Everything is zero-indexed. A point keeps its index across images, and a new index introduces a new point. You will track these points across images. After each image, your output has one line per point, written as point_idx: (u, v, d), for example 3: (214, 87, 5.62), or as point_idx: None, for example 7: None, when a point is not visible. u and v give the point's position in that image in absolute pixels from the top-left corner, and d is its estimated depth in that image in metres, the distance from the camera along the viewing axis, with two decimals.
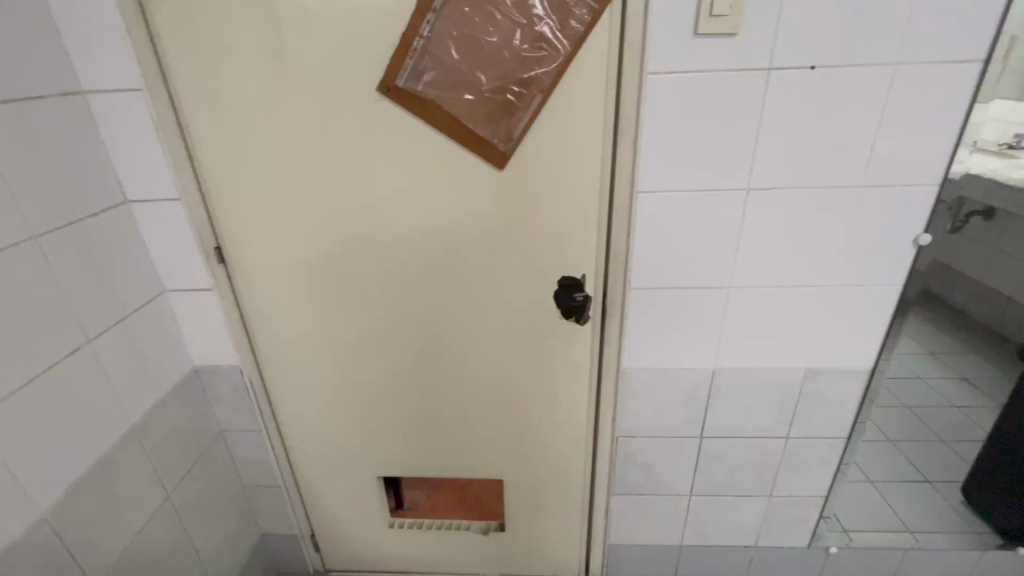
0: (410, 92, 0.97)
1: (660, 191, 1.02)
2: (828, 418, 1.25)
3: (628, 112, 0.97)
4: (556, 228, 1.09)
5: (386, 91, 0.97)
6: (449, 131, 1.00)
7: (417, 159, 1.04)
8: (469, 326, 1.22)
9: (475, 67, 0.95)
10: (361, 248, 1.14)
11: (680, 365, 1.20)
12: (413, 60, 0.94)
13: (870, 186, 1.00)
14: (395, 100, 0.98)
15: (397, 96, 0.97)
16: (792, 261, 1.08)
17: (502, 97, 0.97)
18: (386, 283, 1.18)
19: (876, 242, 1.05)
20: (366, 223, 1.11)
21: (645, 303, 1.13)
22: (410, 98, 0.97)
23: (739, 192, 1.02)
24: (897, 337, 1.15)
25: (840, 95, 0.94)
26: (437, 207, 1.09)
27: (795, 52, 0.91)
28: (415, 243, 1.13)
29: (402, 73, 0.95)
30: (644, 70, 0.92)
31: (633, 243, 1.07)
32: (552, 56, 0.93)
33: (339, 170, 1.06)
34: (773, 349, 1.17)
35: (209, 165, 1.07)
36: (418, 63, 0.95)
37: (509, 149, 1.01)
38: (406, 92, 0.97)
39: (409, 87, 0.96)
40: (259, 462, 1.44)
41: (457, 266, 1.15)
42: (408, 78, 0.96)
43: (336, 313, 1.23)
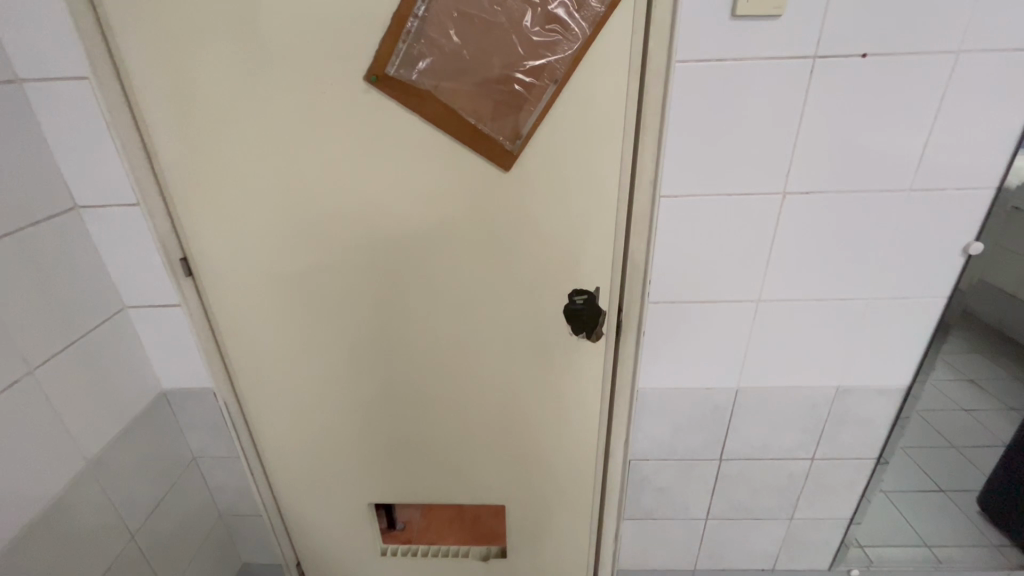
0: (403, 82, 0.84)
1: (686, 196, 0.91)
2: (858, 438, 1.16)
3: (652, 106, 0.85)
4: (566, 237, 0.97)
5: (375, 81, 0.84)
6: (447, 126, 0.88)
7: (413, 159, 0.91)
8: (469, 343, 1.11)
9: (479, 53, 0.82)
10: (349, 258, 1.02)
11: (700, 385, 1.10)
12: (406, 45, 0.82)
13: (918, 192, 0.90)
14: (385, 91, 0.85)
15: (388, 87, 0.84)
16: (827, 272, 0.97)
17: (509, 88, 0.84)
18: (377, 295, 1.06)
19: (922, 251, 0.95)
20: (354, 229, 0.99)
21: (664, 319, 1.02)
22: (403, 89, 0.85)
23: (773, 197, 0.91)
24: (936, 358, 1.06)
25: (893, 87, 0.83)
26: (433, 213, 0.97)
27: (846, 38, 0.80)
28: (408, 253, 1.01)
29: (394, 60, 0.83)
30: (672, 58, 0.81)
31: (653, 253, 0.96)
32: (567, 41, 0.81)
33: (323, 172, 0.93)
34: (802, 367, 1.07)
35: (171, 165, 0.94)
36: (412, 49, 0.82)
37: (516, 147, 0.89)
38: (398, 82, 0.84)
39: (401, 76, 0.84)
40: (238, 490, 1.31)
41: (456, 277, 1.03)
42: (400, 67, 0.83)
43: (320, 327, 1.11)
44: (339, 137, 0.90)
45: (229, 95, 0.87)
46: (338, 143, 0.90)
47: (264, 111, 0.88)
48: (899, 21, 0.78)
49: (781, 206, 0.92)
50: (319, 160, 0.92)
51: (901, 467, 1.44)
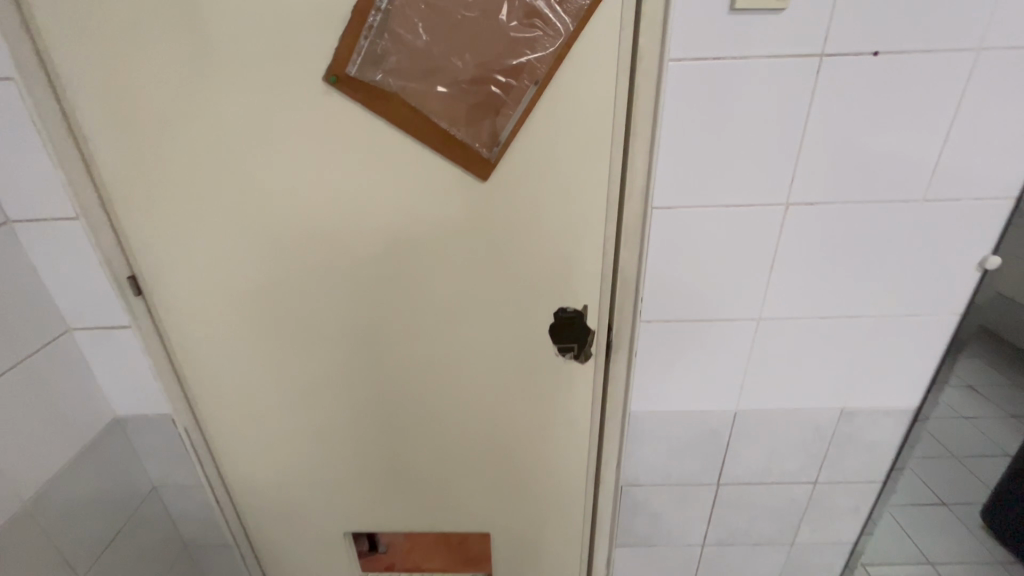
0: (367, 83, 0.76)
1: (681, 207, 0.83)
2: (864, 461, 1.09)
3: (643, 109, 0.77)
4: (550, 251, 0.89)
5: (336, 81, 0.76)
6: (418, 132, 0.79)
7: (381, 167, 0.83)
8: (446, 364, 1.03)
9: (450, 50, 0.74)
10: (316, 275, 0.94)
11: (697, 408, 1.02)
12: (369, 42, 0.74)
13: (931, 202, 0.83)
14: (348, 93, 0.77)
15: (351, 89, 0.76)
16: (832, 288, 0.90)
17: (484, 89, 0.77)
18: (348, 315, 0.98)
19: (934, 266, 0.88)
20: (317, 243, 0.91)
21: (658, 340, 0.95)
22: (367, 90, 0.76)
23: (775, 208, 0.83)
24: (947, 377, 0.99)
25: (907, 88, 0.75)
26: (405, 226, 0.88)
27: (856, 34, 0.72)
28: (378, 269, 0.93)
29: (357, 59, 0.74)
30: (666, 56, 0.73)
31: (645, 269, 0.88)
32: (548, 37, 0.73)
33: (281, 181, 0.85)
34: (805, 388, 1.00)
35: (114, 175, 0.85)
36: (375, 46, 0.74)
37: (494, 154, 0.81)
38: (362, 83, 0.76)
39: (365, 77, 0.76)
40: (203, 521, 1.22)
41: (431, 294, 0.95)
42: (364, 66, 0.75)
43: (285, 348, 1.02)
44: (297, 144, 0.81)
45: (174, 97, 0.78)
46: (297, 150, 0.82)
47: (214, 115, 0.80)
48: (915, 16, 0.71)
49: (783, 218, 0.84)
50: (278, 169, 0.84)
51: (914, 490, 1.36)
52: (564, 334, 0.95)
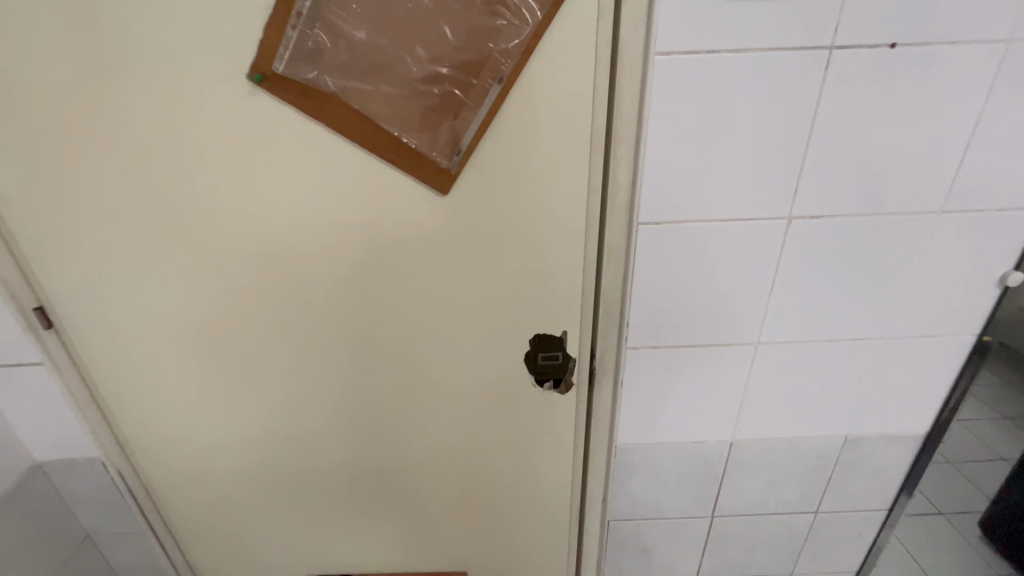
0: (300, 82, 0.64)
1: (670, 223, 0.73)
2: (868, 489, 1.01)
3: (626, 112, 0.66)
4: (523, 272, 0.79)
5: (263, 80, 0.64)
6: (363, 139, 0.68)
7: (324, 181, 0.71)
8: (411, 397, 0.92)
9: (397, 43, 0.63)
10: (255, 303, 0.82)
11: (690, 439, 0.93)
12: (300, 34, 0.62)
13: (950, 214, 0.74)
14: (278, 95, 0.65)
15: (282, 90, 0.65)
16: (836, 308, 0.82)
17: (440, 89, 0.66)
18: (296, 346, 0.86)
19: (948, 282, 0.80)
20: (255, 268, 0.78)
21: (645, 367, 0.85)
22: (301, 91, 0.65)
23: (776, 222, 0.74)
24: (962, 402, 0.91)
25: (925, 86, 0.66)
26: (356, 247, 0.77)
27: (871, 24, 0.63)
28: (328, 294, 0.81)
29: (287, 54, 0.63)
30: (652, 50, 0.62)
31: (631, 292, 0.78)
32: (513, 28, 0.63)
33: (208, 198, 0.73)
34: (806, 415, 0.92)
35: (7, 193, 0.72)
36: (308, 38, 0.62)
37: (455, 164, 0.70)
38: (294, 83, 0.64)
39: (297, 75, 0.64)
40: (146, 570, 1.10)
41: (391, 321, 0.84)
42: (296, 63, 0.63)
43: (228, 383, 0.90)
44: (224, 155, 0.69)
45: (73, 101, 0.66)
46: (224, 163, 0.70)
47: (122, 122, 0.67)
48: (938, 3, 0.62)
49: (785, 233, 0.75)
50: (202, 184, 0.72)
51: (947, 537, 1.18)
52: (540, 361, 0.86)
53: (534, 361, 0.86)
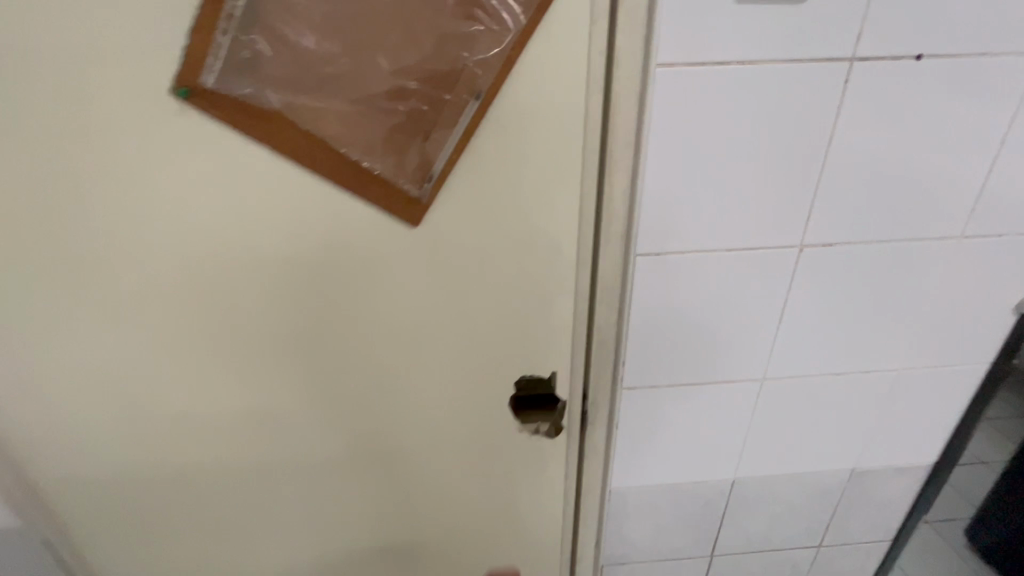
0: (236, 98, 0.54)
1: (669, 252, 0.66)
2: (873, 521, 0.95)
3: (623, 132, 0.58)
4: (508, 312, 0.70)
5: (191, 96, 0.53)
6: (316, 164, 0.58)
7: (273, 213, 0.61)
8: (383, 455, 0.81)
9: (354, 52, 0.53)
10: (196, 353, 0.69)
11: (691, 480, 0.86)
12: (234, 41, 0.51)
13: (971, 238, 0.69)
14: (210, 113, 0.54)
15: (215, 108, 0.54)
16: (847, 339, 0.76)
17: (407, 107, 0.57)
18: (248, 401, 0.74)
19: (964, 310, 0.75)
20: (192, 314, 0.67)
21: (644, 406, 0.78)
22: (239, 109, 0.54)
23: (786, 252, 0.68)
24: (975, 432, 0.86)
25: (950, 102, 0.61)
26: (314, 288, 0.66)
27: (894, 35, 0.57)
28: (282, 344, 0.70)
29: (218, 65, 0.52)
30: (654, 61, 0.55)
31: (628, 328, 0.70)
32: (491, 36, 0.54)
33: (131, 234, 0.61)
34: (812, 450, 0.86)
35: None
36: (245, 46, 0.52)
37: (426, 193, 0.60)
38: (229, 99, 0.54)
39: (235, 90, 0.53)
40: None
41: (357, 372, 0.73)
42: (231, 76, 0.53)
43: (160, 449, 0.76)
44: (149, 183, 0.58)
45: None
46: (150, 192, 0.59)
47: (17, 142, 0.55)
48: (966, 12, 0.57)
49: (795, 263, 0.69)
50: (123, 218, 0.60)
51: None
52: (527, 406, 0.78)
53: (520, 406, 0.78)
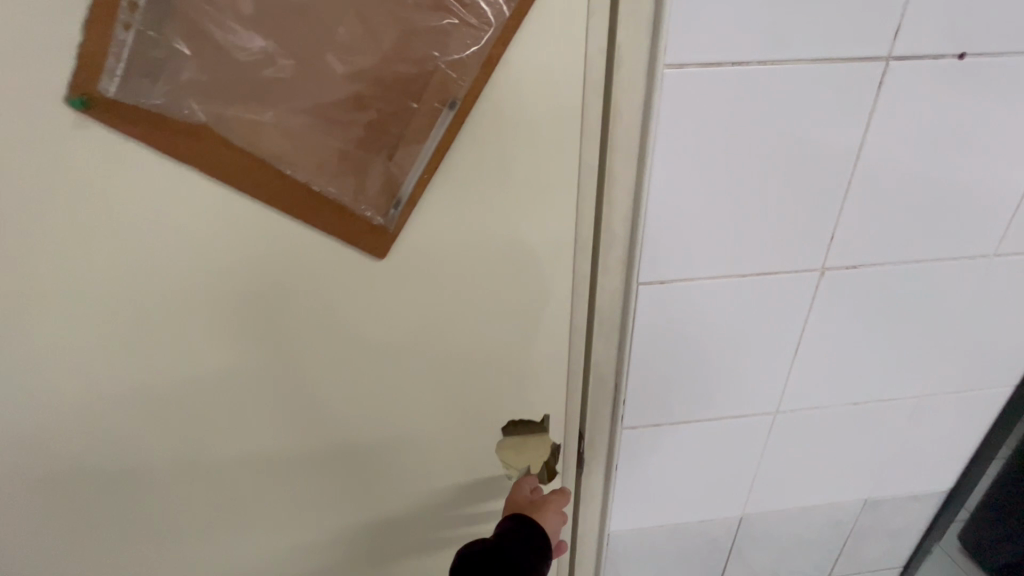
0: (151, 109, 0.44)
1: (673, 283, 0.60)
2: (884, 550, 0.90)
3: (624, 144, 0.51)
4: (492, 351, 0.61)
5: (89, 106, 0.43)
6: (257, 188, 0.48)
7: (210, 245, 0.50)
8: (354, 510, 0.72)
9: (297, 52, 0.44)
10: (123, 409, 0.58)
11: (696, 518, 0.79)
12: (141, 38, 0.42)
13: (1002, 258, 0.63)
14: (118, 127, 0.44)
15: (123, 121, 0.44)
16: (866, 367, 0.70)
17: (366, 119, 0.47)
18: (190, 460, 0.63)
19: (990, 333, 0.69)
20: (111, 371, 0.56)
21: (645, 445, 0.72)
22: (156, 123, 0.44)
23: (805, 276, 0.61)
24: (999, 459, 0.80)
25: (993, 109, 0.54)
26: (263, 331, 0.56)
27: (939, 30, 0.49)
28: (226, 398, 0.60)
29: (123, 67, 0.42)
30: (661, 62, 0.47)
31: (628, 361, 0.64)
32: (467, 31, 0.45)
33: (28, 279, 0.50)
34: (826, 482, 0.79)
35: None
36: (156, 43, 0.42)
37: (393, 220, 0.51)
38: (141, 110, 0.44)
39: (148, 99, 0.44)
40: None
41: (320, 425, 0.63)
42: (139, 81, 0.43)
43: (88, 524, 0.65)
44: (46, 217, 0.47)
45: None
46: (48, 227, 0.48)
47: None
48: (1015, 7, 0.49)
49: (814, 288, 0.62)
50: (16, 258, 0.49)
51: None
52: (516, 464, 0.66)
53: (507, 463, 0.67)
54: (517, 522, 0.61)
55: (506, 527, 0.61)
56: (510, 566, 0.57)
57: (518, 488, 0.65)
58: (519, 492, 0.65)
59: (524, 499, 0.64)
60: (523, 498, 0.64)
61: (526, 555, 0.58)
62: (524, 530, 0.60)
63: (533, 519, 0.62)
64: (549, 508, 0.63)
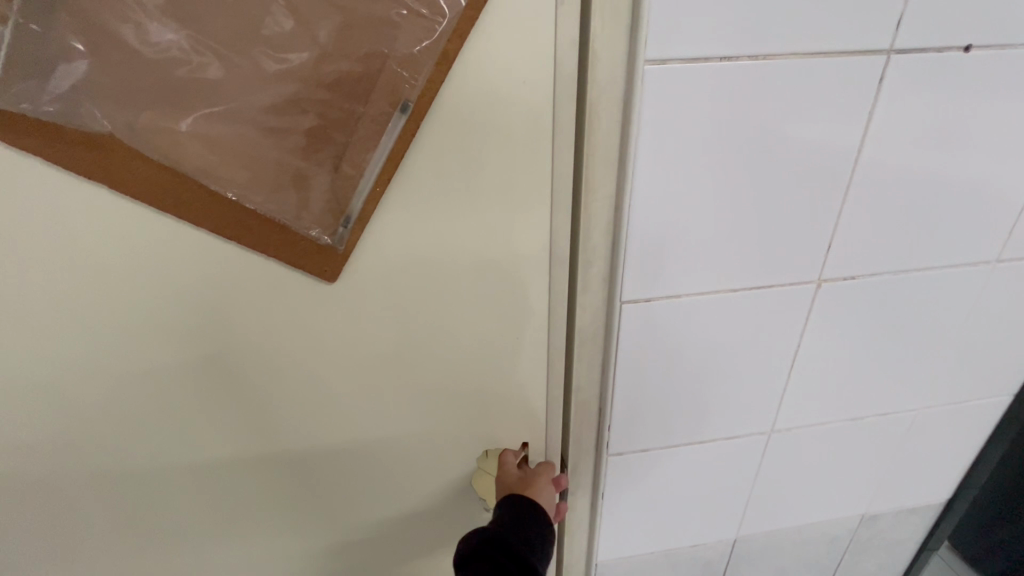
0: (46, 119, 0.39)
1: (659, 299, 0.55)
2: (883, 563, 0.87)
3: (601, 150, 0.46)
4: (461, 376, 0.57)
5: None
6: (181, 205, 0.43)
7: (140, 267, 0.45)
8: (321, 543, 0.68)
9: (216, 50, 0.39)
10: (51, 445, 0.53)
11: (689, 542, 0.75)
12: (24, 32, 0.36)
13: (1004, 264, 0.60)
14: (10, 140, 0.39)
15: (15, 134, 0.39)
16: (864, 381, 0.66)
17: (305, 126, 0.42)
18: (129, 496, 0.58)
19: (991, 341, 0.66)
20: (33, 405, 0.51)
21: (634, 470, 0.67)
22: (55, 134, 0.39)
23: (801, 288, 0.57)
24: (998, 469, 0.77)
25: (999, 105, 0.50)
26: (202, 358, 0.51)
27: (945, 20, 0.45)
28: (164, 430, 0.54)
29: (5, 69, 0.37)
30: (640, 58, 0.42)
31: (612, 383, 0.59)
32: (414, 24, 0.39)
33: None
34: (824, 499, 0.76)
35: None
36: (44, 40, 0.37)
37: (342, 239, 0.46)
38: (34, 120, 0.38)
39: (40, 106, 0.38)
40: None
41: (273, 455, 0.59)
42: (29, 85, 0.38)
43: (30, 565, 0.60)
44: None
45: None
46: None
47: None
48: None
49: (810, 301, 0.58)
50: None
51: None
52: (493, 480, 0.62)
53: (483, 482, 0.62)
54: (509, 503, 0.56)
55: (498, 512, 0.56)
56: (506, 547, 0.52)
57: (505, 470, 0.60)
58: (507, 476, 0.60)
59: (514, 480, 0.59)
60: (512, 478, 0.60)
61: (522, 534, 0.53)
62: (514, 511, 0.55)
63: (528, 496, 0.57)
64: (541, 482, 0.59)
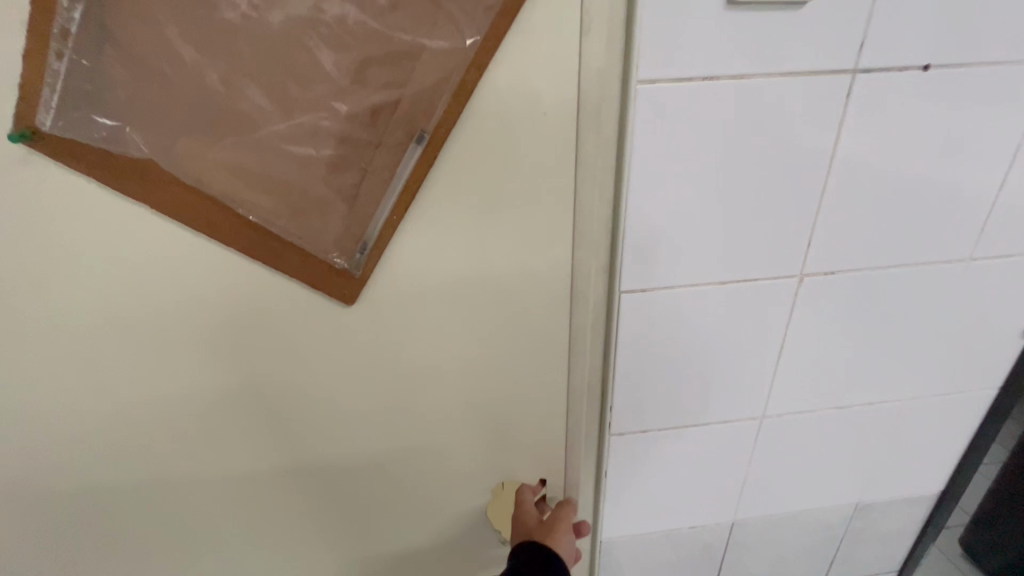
0: (96, 144, 0.46)
1: (654, 291, 0.60)
2: (879, 551, 0.90)
3: (598, 157, 0.52)
4: (470, 375, 0.62)
5: (32, 140, 0.44)
6: (210, 222, 0.50)
7: (195, 270, 0.52)
8: (336, 545, 0.73)
9: (243, 89, 0.46)
10: (100, 437, 0.59)
11: (688, 524, 0.80)
12: (76, 67, 0.43)
13: (977, 261, 0.64)
14: (64, 162, 0.46)
15: (70, 156, 0.46)
16: (849, 372, 0.70)
17: (326, 154, 0.49)
18: (162, 489, 0.64)
19: (970, 334, 0.70)
20: (75, 398, 0.57)
21: (634, 453, 0.72)
22: (105, 158, 0.47)
23: (784, 283, 0.62)
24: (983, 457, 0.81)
25: (960, 115, 0.54)
26: (237, 359, 0.57)
27: (904, 42, 0.50)
28: (196, 427, 0.60)
29: (60, 98, 0.44)
30: (632, 78, 0.48)
31: (613, 369, 0.65)
32: (423, 66, 0.47)
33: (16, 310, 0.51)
34: (816, 487, 0.80)
35: None
36: (92, 73, 0.44)
37: (359, 264, 0.53)
38: (86, 146, 0.46)
39: (91, 132, 0.46)
40: None
41: (291, 457, 0.64)
42: (81, 113, 0.45)
43: (80, 550, 0.66)
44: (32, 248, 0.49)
45: None
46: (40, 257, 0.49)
47: None
48: (982, 15, 0.50)
49: (791, 294, 0.63)
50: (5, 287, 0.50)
51: None
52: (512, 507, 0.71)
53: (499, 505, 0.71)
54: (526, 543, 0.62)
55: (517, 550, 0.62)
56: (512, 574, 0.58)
57: (525, 508, 0.68)
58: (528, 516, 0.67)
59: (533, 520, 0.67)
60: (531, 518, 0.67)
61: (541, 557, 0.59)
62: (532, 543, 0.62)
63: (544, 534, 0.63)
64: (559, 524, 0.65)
